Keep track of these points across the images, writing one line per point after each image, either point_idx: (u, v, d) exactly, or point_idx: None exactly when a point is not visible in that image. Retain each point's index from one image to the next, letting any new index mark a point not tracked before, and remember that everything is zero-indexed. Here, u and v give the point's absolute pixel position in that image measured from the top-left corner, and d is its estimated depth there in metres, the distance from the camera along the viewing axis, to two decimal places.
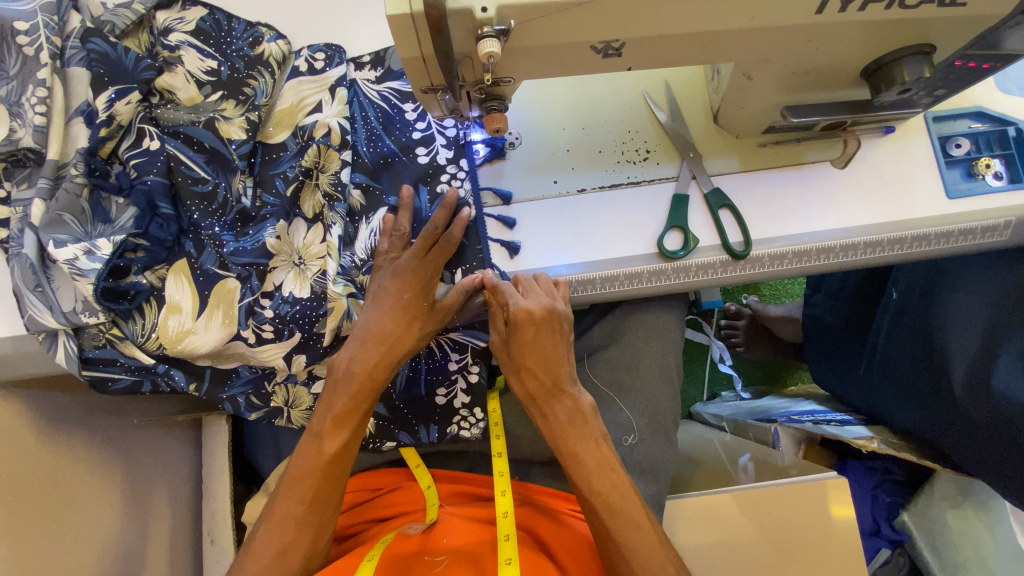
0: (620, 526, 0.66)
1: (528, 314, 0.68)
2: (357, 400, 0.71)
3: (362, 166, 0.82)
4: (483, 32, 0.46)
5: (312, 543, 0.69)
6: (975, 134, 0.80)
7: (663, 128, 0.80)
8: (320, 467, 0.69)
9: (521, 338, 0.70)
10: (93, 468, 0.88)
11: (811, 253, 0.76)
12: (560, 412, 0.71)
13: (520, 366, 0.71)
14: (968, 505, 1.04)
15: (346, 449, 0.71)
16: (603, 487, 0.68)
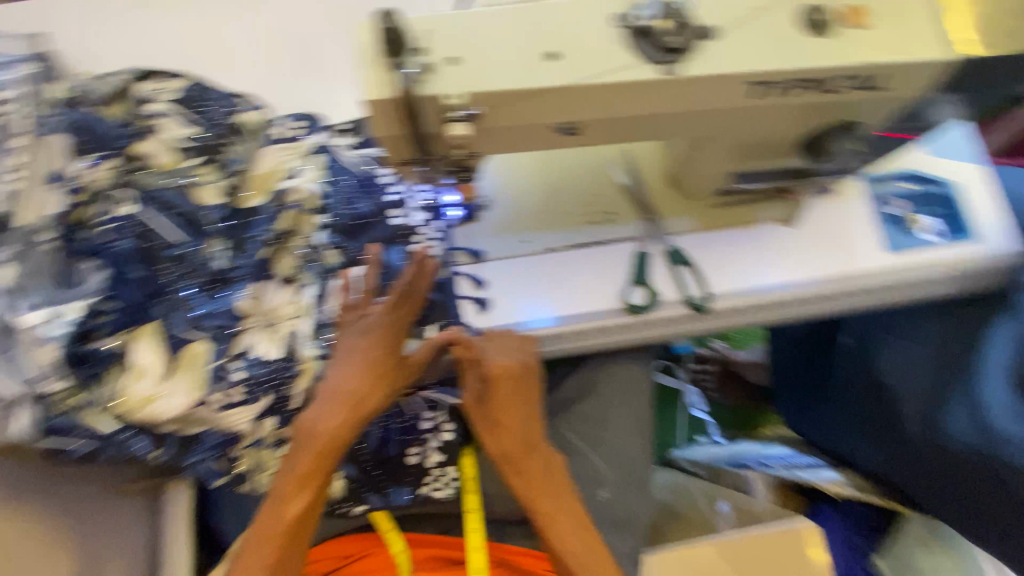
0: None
1: (505, 369, 0.72)
2: (321, 459, 0.69)
3: (338, 227, 0.84)
4: (452, 116, 0.52)
5: None
6: (905, 194, 0.88)
7: (624, 190, 0.85)
8: (281, 533, 0.66)
9: (496, 393, 0.73)
10: (42, 543, 0.83)
11: (767, 306, 0.81)
12: (535, 469, 0.72)
13: (495, 422, 0.73)
14: (938, 546, 1.10)
15: (308, 512, 0.67)
16: (577, 545, 0.68)
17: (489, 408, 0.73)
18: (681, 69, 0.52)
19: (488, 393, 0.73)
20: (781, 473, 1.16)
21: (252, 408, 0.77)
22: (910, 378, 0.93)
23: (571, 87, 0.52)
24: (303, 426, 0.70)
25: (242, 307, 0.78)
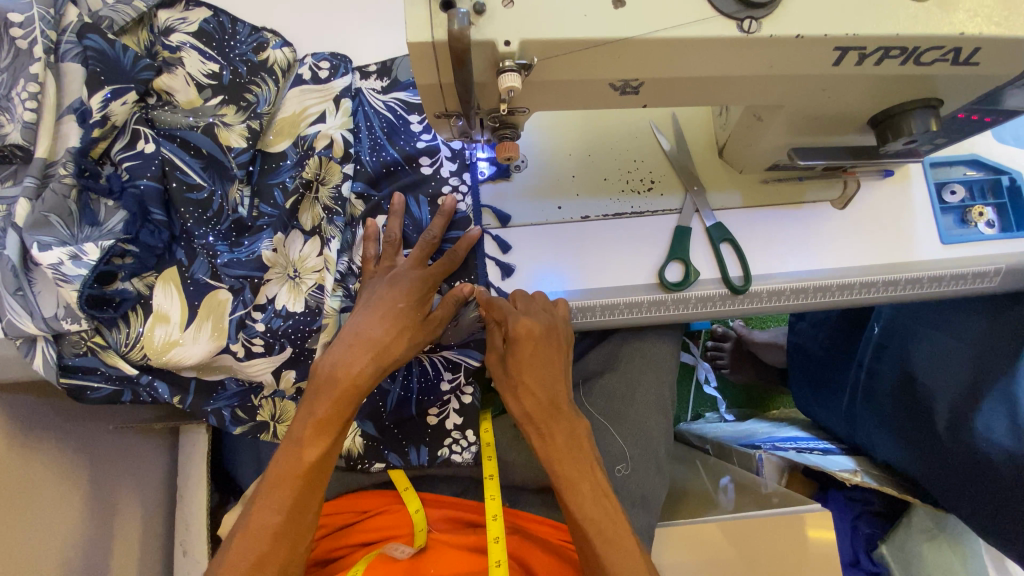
0: (614, 556, 0.63)
1: (527, 330, 0.68)
2: (341, 404, 0.66)
3: (362, 174, 0.80)
4: (505, 65, 0.46)
5: (289, 557, 0.61)
6: (970, 181, 0.82)
7: (668, 157, 0.80)
8: (298, 475, 0.62)
9: (519, 354, 0.69)
10: (63, 476, 0.85)
11: (808, 291, 0.77)
12: (558, 433, 0.69)
13: (517, 382, 0.70)
14: (943, 538, 1.07)
15: (328, 456, 0.65)
16: (596, 514, 0.65)
17: (514, 369, 0.70)
18: (760, 28, 0.47)
19: (511, 354, 0.70)
20: (792, 457, 1.16)
21: (274, 360, 0.76)
22: (945, 374, 0.90)
23: (635, 41, 0.46)
24: (322, 370, 0.67)
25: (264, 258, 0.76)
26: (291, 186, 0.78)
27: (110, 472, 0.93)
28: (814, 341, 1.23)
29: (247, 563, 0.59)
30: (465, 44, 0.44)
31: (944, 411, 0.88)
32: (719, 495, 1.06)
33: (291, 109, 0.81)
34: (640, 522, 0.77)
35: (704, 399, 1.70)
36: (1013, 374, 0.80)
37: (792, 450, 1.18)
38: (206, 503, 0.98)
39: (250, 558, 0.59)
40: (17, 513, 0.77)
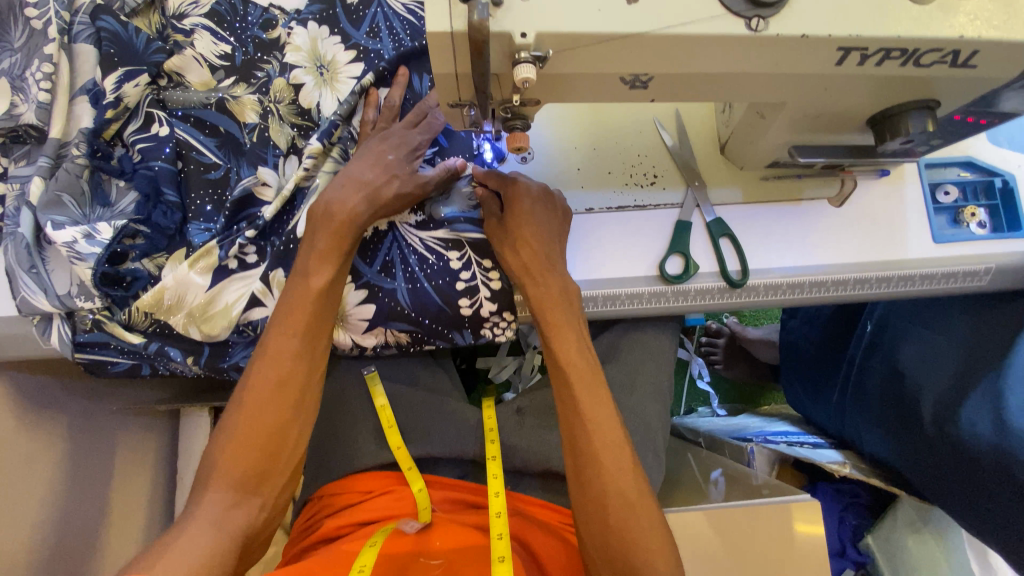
0: (588, 399, 0.66)
1: (528, 189, 0.74)
2: (340, 239, 0.69)
3: (373, 61, 0.79)
4: (521, 57, 0.47)
5: (307, 379, 0.67)
6: (964, 182, 0.84)
7: (671, 154, 0.82)
8: (309, 304, 0.67)
9: (521, 210, 0.73)
10: (67, 458, 0.86)
11: (804, 285, 0.79)
12: (550, 281, 0.72)
13: (518, 234, 0.73)
14: (927, 531, 1.10)
15: (333, 287, 0.69)
16: (577, 359, 0.68)
17: (516, 223, 0.73)
18: (768, 26, 0.49)
19: (513, 210, 0.73)
20: (783, 450, 1.19)
21: (249, 280, 0.75)
22: (934, 372, 0.92)
23: (645, 36, 0.48)
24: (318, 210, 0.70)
25: (253, 193, 0.75)
26: (290, 128, 0.78)
27: (114, 454, 0.94)
28: (805, 337, 1.27)
29: (270, 382, 0.64)
30: (484, 35, 0.45)
31: (932, 406, 0.91)
32: (710, 488, 1.08)
33: (304, 48, 0.79)
34: None
35: (698, 394, 1.73)
36: (1000, 372, 0.82)
37: (783, 443, 1.21)
38: None
39: (272, 378, 0.65)
40: (24, 490, 0.78)
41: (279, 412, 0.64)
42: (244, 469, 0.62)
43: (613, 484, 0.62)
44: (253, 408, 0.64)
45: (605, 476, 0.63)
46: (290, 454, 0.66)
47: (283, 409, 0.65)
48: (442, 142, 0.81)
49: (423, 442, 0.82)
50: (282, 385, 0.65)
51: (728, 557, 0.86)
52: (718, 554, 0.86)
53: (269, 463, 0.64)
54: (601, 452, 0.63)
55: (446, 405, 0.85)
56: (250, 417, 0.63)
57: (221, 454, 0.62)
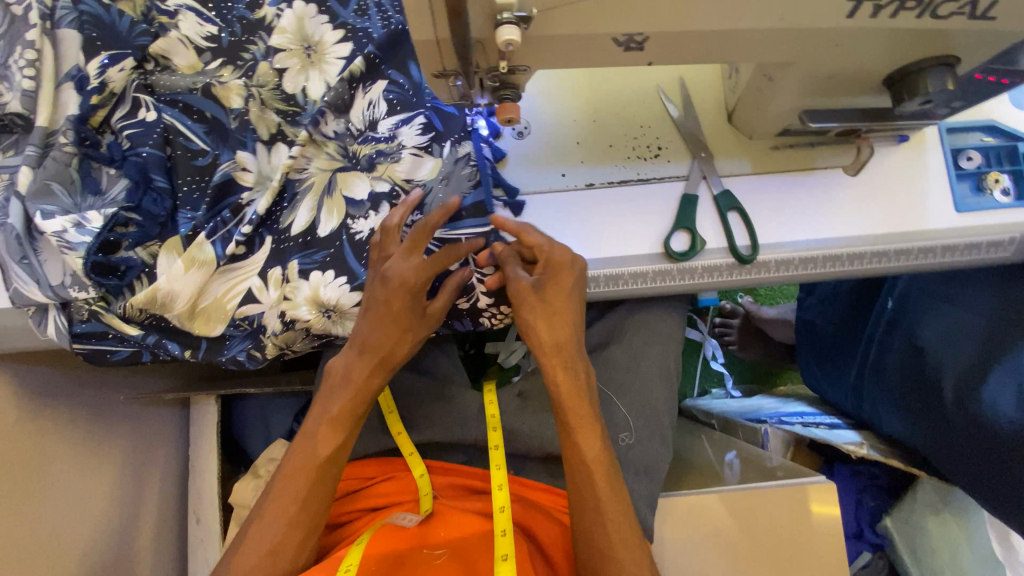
0: (606, 494, 0.64)
1: (568, 262, 0.67)
2: (381, 337, 0.68)
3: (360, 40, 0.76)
4: (503, 18, 0.44)
5: (334, 457, 0.69)
6: (986, 148, 0.79)
7: (676, 124, 0.78)
8: (348, 407, 0.69)
9: (557, 286, 0.67)
10: (77, 447, 0.87)
11: (817, 260, 0.75)
12: (575, 372, 0.67)
13: (553, 312, 0.67)
14: (948, 512, 1.06)
15: (373, 376, 0.69)
16: (603, 459, 0.66)
17: (551, 297, 0.67)
18: None
19: (547, 287, 0.67)
20: (798, 432, 1.15)
21: (244, 275, 0.74)
22: (956, 348, 0.88)
23: None
24: (393, 278, 0.65)
25: (233, 178, 0.74)
26: (273, 114, 0.76)
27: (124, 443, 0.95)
28: (821, 316, 1.22)
29: (304, 482, 0.67)
30: None
31: (954, 384, 0.87)
32: (726, 470, 1.05)
33: (290, 29, 0.77)
34: (643, 492, 0.77)
35: (711, 376, 1.70)
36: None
37: (798, 424, 1.18)
38: (218, 471, 0.99)
39: (306, 477, 0.67)
40: (33, 478, 0.79)
41: (307, 492, 0.67)
42: (271, 557, 0.65)
43: (621, 550, 0.62)
44: (284, 508, 0.66)
45: (614, 542, 0.63)
46: (308, 545, 0.67)
47: (310, 503, 0.67)
48: (436, 125, 0.74)
49: (425, 428, 0.81)
50: (315, 482, 0.68)
51: (740, 542, 0.84)
52: (730, 539, 0.84)
53: (284, 555, 0.65)
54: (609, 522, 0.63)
55: (447, 390, 0.84)
56: (284, 511, 0.66)
57: (251, 539, 0.66)
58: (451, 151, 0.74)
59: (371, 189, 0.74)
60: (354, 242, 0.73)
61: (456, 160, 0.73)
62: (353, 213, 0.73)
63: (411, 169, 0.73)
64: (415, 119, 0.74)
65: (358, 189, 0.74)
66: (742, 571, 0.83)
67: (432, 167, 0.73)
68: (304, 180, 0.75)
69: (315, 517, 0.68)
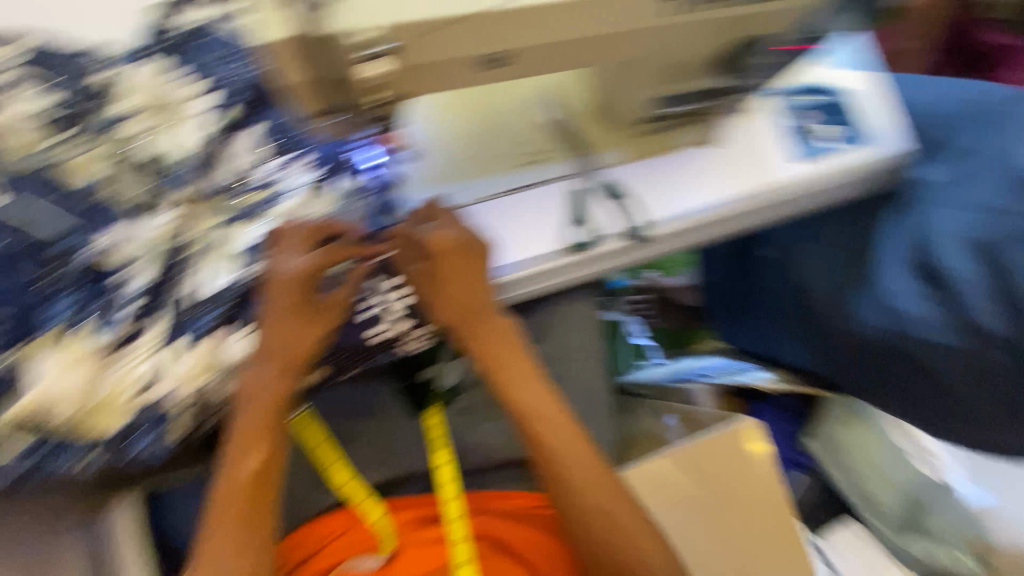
0: (547, 429, 0.70)
1: (444, 245, 0.69)
2: (287, 338, 0.64)
3: None
4: (374, 52, 0.49)
5: (264, 470, 0.65)
6: (810, 105, 0.93)
7: (553, 128, 0.84)
8: (265, 419, 0.65)
9: (440, 271, 0.70)
10: None
11: (703, 225, 0.83)
12: (482, 334, 0.72)
13: (440, 295, 0.71)
14: (853, 419, 1.20)
15: (284, 378, 0.65)
16: (525, 396, 0.72)
17: (434, 280, 0.70)
18: None
19: (431, 272, 0.70)
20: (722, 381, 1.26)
21: None
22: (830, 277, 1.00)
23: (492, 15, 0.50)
24: (282, 273, 0.62)
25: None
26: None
27: None
28: (717, 275, 1.34)
29: (239, 507, 0.63)
30: None
31: (832, 307, 0.99)
32: None
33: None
34: None
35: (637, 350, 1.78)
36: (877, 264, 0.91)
37: (719, 374, 1.28)
38: None
39: (238, 504, 0.63)
40: None
41: (242, 510, 0.63)
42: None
43: (585, 497, 0.68)
44: (223, 536, 0.62)
45: (578, 491, 0.69)
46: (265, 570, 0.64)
47: (255, 525, 0.64)
48: None
49: (371, 469, 0.79)
50: (252, 503, 0.64)
51: (693, 493, 0.90)
52: (684, 494, 0.90)
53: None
54: (579, 483, 0.69)
55: (390, 425, 0.82)
56: (226, 539, 0.62)
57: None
58: (345, 183, 0.69)
59: (258, 232, 0.63)
60: None
61: (351, 190, 0.71)
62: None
63: None
64: None
65: (247, 237, 0.63)
66: (700, 519, 0.89)
67: None
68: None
69: (263, 540, 0.64)
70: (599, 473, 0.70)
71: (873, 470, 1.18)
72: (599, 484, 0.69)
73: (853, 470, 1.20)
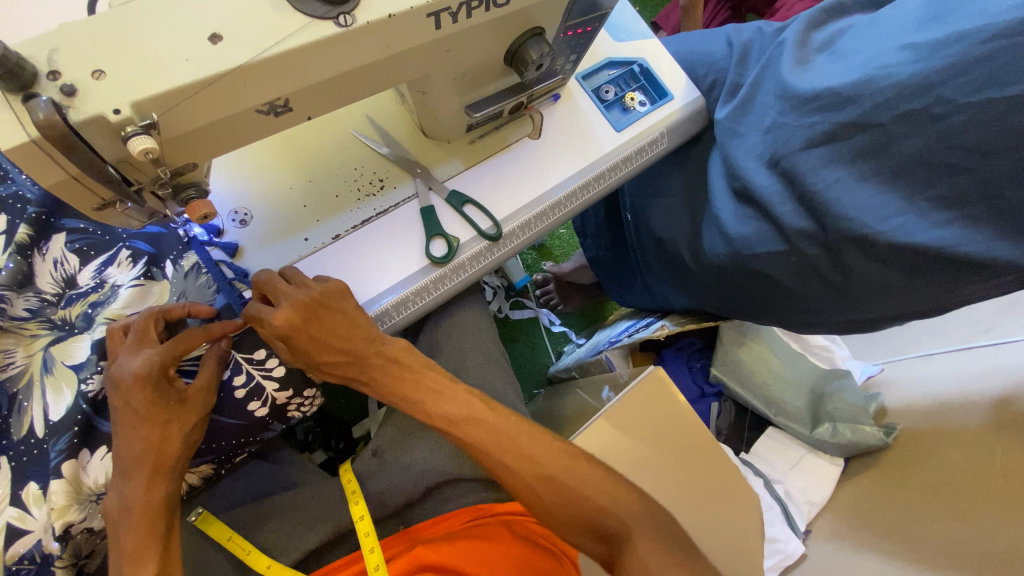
0: (466, 426, 0.69)
1: (291, 319, 0.63)
2: (149, 442, 0.59)
3: (13, 208, 0.69)
4: (128, 132, 0.45)
5: None
6: (614, 78, 1.01)
7: (385, 156, 0.85)
8: (146, 534, 0.58)
9: (301, 343, 0.64)
10: None
11: (549, 210, 0.88)
12: (377, 374, 0.70)
13: (315, 362, 0.66)
14: (749, 339, 1.33)
15: (157, 486, 0.60)
16: (440, 407, 0.70)
17: (301, 355, 0.65)
18: (355, 19, 0.51)
19: (293, 346, 0.65)
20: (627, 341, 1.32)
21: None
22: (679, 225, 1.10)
23: (248, 66, 0.48)
24: (124, 377, 0.58)
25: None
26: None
27: None
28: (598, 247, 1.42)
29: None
30: (61, 129, 0.42)
31: (688, 250, 1.08)
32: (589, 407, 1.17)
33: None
34: None
35: (558, 338, 1.83)
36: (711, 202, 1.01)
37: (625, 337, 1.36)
38: None
39: None
40: None
41: None
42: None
43: (528, 472, 0.68)
44: None
45: (517, 470, 0.68)
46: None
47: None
48: (146, 249, 0.71)
49: (292, 546, 0.75)
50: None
51: (620, 453, 0.95)
52: (612, 457, 0.94)
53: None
54: (508, 458, 0.68)
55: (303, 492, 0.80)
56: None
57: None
58: (176, 269, 0.72)
59: (90, 341, 0.66)
60: (95, 402, 0.65)
61: (184, 274, 0.72)
62: (82, 377, 0.65)
63: (139, 301, 0.69)
64: (119, 255, 0.70)
65: (82, 351, 0.66)
66: (630, 472, 0.95)
67: (161, 291, 0.70)
68: (13, 375, 0.64)
69: None
70: (532, 443, 0.69)
71: (776, 379, 1.31)
72: (535, 454, 0.69)
73: (760, 386, 1.31)
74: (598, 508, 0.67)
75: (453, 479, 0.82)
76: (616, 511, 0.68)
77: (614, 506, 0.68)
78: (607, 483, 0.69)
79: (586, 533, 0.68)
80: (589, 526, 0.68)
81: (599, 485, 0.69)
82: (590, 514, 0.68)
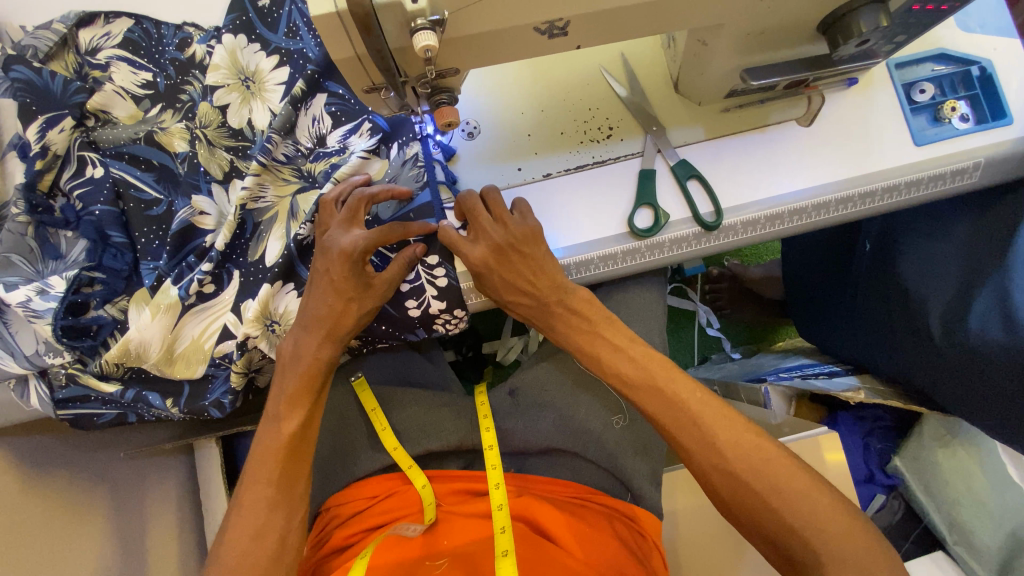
0: (643, 394, 0.65)
1: (486, 256, 0.69)
2: (333, 310, 0.69)
3: (297, 65, 0.77)
4: (418, 24, 0.44)
5: (302, 432, 0.68)
6: (938, 77, 0.78)
7: (624, 102, 0.78)
8: (305, 385, 0.68)
9: (489, 280, 0.70)
10: (99, 502, 0.84)
11: (783, 216, 0.75)
12: (561, 325, 0.71)
13: (502, 297, 0.71)
14: (956, 444, 1.04)
15: (325, 350, 0.69)
16: (619, 364, 0.68)
17: (486, 288, 0.71)
18: None
19: (482, 277, 0.70)
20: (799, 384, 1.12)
21: (216, 313, 0.74)
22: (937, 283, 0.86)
23: None
24: (335, 248, 0.67)
25: (193, 224, 0.74)
26: (223, 152, 0.76)
27: (145, 492, 0.92)
28: (806, 267, 1.21)
29: (274, 468, 0.65)
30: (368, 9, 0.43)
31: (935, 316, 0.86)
32: None
33: (223, 65, 0.76)
34: (641, 469, 0.80)
35: (709, 342, 1.65)
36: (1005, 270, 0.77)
37: (797, 377, 1.16)
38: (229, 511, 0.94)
39: (271, 461, 0.65)
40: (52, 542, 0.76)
41: (269, 468, 0.65)
42: (256, 545, 0.62)
43: (705, 459, 0.62)
44: (257, 492, 0.64)
45: (695, 454, 0.62)
46: (294, 524, 0.66)
47: (287, 486, 0.66)
48: (383, 126, 0.75)
49: (421, 440, 0.82)
50: (285, 466, 0.66)
51: None
52: None
53: (267, 541, 0.63)
54: (685, 438, 0.63)
55: (439, 399, 0.86)
56: (259, 496, 0.64)
57: (233, 530, 0.63)
58: (399, 153, 0.75)
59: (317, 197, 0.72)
60: (301, 246, 0.73)
61: (403, 162, 0.75)
62: (293, 225, 0.74)
63: (360, 172, 0.74)
64: (361, 126, 0.75)
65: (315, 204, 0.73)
66: None
67: (380, 168, 0.75)
68: (262, 208, 0.75)
69: (293, 504, 0.66)
70: (719, 429, 0.62)
71: (974, 502, 1.03)
72: (722, 442, 0.61)
73: (949, 500, 1.07)
74: (785, 527, 0.58)
75: (574, 453, 0.82)
76: (809, 536, 0.57)
77: (808, 530, 0.57)
78: (801, 499, 0.58)
79: (767, 543, 0.60)
80: (773, 542, 0.59)
81: (794, 498, 0.58)
82: (780, 529, 0.58)
